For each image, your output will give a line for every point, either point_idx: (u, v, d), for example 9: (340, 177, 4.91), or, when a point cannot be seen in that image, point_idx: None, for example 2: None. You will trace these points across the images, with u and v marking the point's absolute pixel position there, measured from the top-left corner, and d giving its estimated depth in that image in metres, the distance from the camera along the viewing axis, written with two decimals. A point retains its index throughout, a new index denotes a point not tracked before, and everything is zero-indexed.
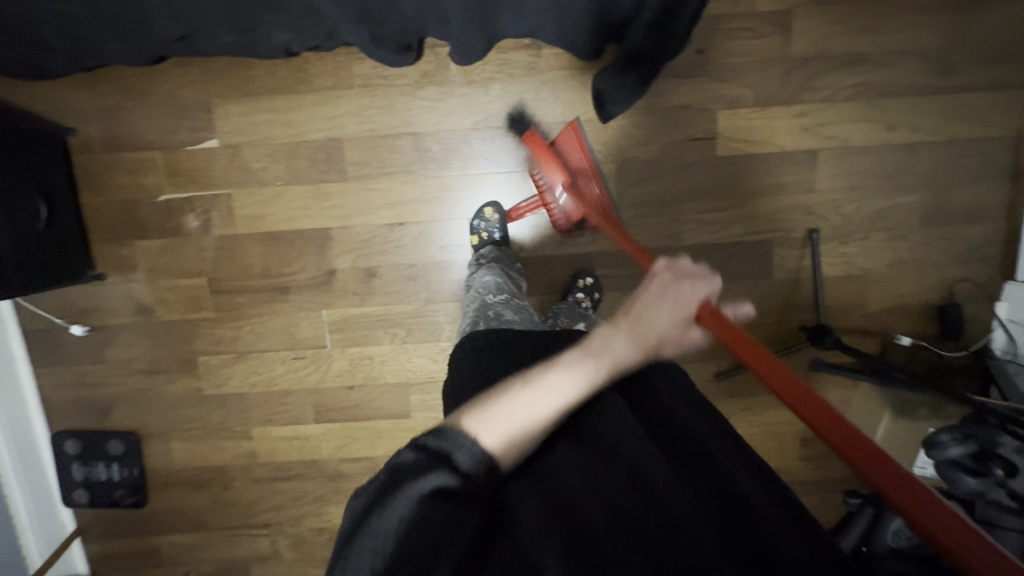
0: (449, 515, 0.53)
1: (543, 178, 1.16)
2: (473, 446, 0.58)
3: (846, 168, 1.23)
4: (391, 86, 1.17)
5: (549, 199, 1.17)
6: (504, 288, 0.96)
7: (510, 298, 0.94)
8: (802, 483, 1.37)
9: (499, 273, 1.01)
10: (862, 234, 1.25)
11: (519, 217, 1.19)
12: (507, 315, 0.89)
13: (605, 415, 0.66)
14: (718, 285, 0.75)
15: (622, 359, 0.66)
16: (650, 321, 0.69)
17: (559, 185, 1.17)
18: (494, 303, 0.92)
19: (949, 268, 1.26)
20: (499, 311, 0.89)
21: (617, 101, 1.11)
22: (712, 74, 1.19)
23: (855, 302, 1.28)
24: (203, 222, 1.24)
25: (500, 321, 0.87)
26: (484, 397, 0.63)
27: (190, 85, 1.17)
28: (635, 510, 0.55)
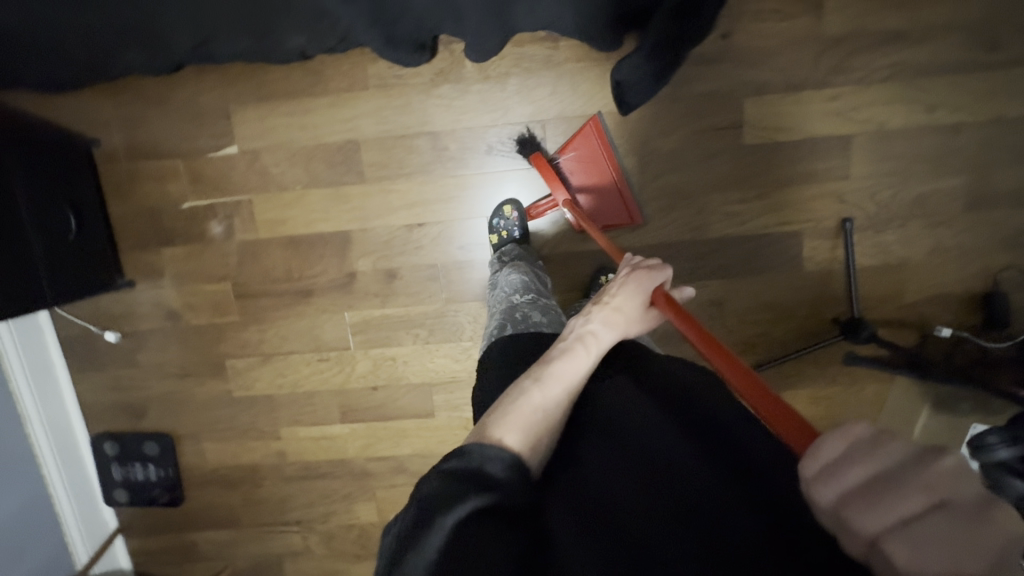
0: (492, 530, 0.52)
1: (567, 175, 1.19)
2: (497, 452, 0.59)
3: (882, 153, 1.17)
4: (406, 85, 1.15)
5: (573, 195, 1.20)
6: (532, 288, 0.94)
7: (537, 298, 0.91)
8: None
9: (527, 272, 0.98)
10: (899, 221, 1.20)
11: (538, 214, 1.19)
12: (535, 317, 0.86)
13: (625, 399, 0.66)
14: (672, 273, 0.84)
15: (603, 341, 0.75)
16: (621, 305, 0.79)
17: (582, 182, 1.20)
18: (521, 303, 0.89)
19: (994, 255, 1.20)
20: (526, 314, 0.86)
21: (637, 90, 1.07)
22: (738, 59, 1.13)
23: (892, 293, 1.23)
24: (226, 228, 1.25)
25: (528, 324, 0.85)
26: (497, 407, 0.68)
27: (208, 92, 1.18)
28: (675, 507, 0.52)
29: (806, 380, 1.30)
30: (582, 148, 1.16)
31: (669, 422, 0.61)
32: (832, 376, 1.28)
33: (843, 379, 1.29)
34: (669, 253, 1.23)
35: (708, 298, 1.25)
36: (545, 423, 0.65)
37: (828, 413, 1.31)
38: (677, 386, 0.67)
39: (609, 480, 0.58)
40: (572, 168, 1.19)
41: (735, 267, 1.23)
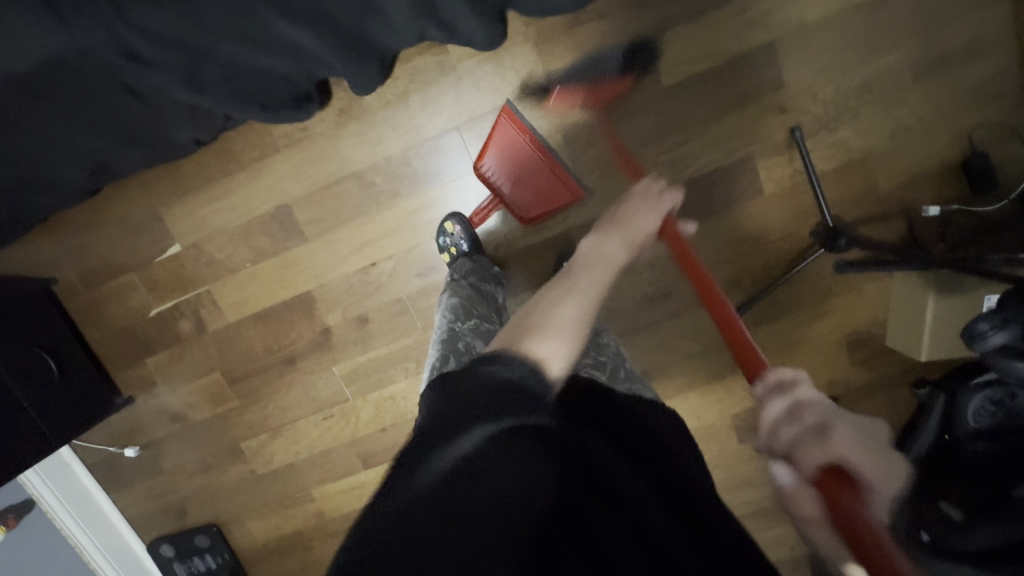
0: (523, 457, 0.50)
1: (494, 175, 1.13)
2: (540, 367, 0.58)
3: (811, 50, 1.09)
4: (314, 135, 1.14)
5: (505, 194, 1.14)
6: (472, 312, 0.92)
7: (479, 325, 0.90)
8: (862, 387, 1.29)
9: (461, 295, 0.97)
10: (850, 113, 1.12)
11: (482, 218, 1.16)
12: (478, 346, 0.84)
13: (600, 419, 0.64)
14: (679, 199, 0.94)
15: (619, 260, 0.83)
16: (635, 227, 0.88)
17: (511, 178, 1.14)
18: (463, 331, 0.87)
19: (961, 117, 1.11)
20: (469, 343, 0.84)
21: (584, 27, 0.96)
22: (632, 2, 1.07)
23: (865, 188, 1.16)
24: (196, 323, 1.27)
25: (471, 354, 0.82)
26: (531, 315, 0.66)
27: (135, 201, 1.19)
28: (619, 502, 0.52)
29: (801, 299, 1.25)
30: (503, 141, 1.11)
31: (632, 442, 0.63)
32: (827, 289, 1.24)
33: (840, 288, 1.23)
34: None
35: None
36: (575, 329, 0.66)
37: (835, 325, 1.26)
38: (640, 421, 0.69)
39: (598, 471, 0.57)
40: (499, 163, 1.13)
41: (693, 211, 1.19)
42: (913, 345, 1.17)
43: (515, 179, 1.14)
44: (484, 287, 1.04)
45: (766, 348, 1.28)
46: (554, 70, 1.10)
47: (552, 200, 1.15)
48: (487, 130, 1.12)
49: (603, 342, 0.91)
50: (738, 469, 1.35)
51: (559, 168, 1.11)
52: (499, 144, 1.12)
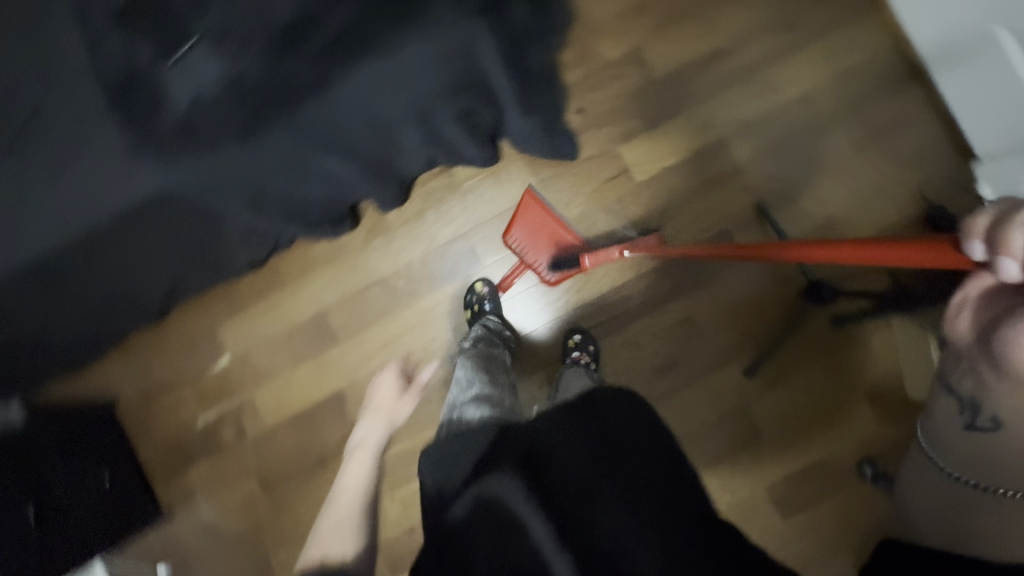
0: None
1: (522, 247, 1.29)
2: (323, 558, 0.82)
3: (757, 141, 1.29)
4: (346, 252, 1.34)
5: (532, 261, 1.28)
6: (472, 377, 1.04)
7: (477, 390, 1.01)
8: (897, 444, 1.25)
9: (466, 364, 1.10)
10: (806, 186, 1.28)
11: (509, 284, 1.30)
12: (472, 411, 0.95)
13: (520, 505, 0.71)
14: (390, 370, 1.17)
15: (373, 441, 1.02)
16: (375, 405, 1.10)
17: (536, 247, 1.29)
18: (462, 400, 0.99)
19: (907, 179, 1.26)
20: (461, 410, 0.95)
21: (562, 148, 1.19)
22: (598, 121, 1.31)
23: (838, 248, 1.27)
24: (237, 430, 1.37)
25: (464, 420, 0.93)
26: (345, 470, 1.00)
27: (194, 322, 1.38)
28: None
29: (808, 357, 1.28)
30: (527, 217, 1.29)
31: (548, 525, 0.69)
32: (830, 344, 1.27)
33: (844, 342, 1.27)
34: (623, 295, 1.30)
35: (676, 321, 1.30)
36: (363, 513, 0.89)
37: (849, 379, 1.27)
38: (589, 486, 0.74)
39: None
40: (525, 236, 1.29)
41: (684, 284, 1.29)
42: None
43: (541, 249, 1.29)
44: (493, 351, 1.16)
45: (786, 411, 1.28)
46: (542, 179, 1.32)
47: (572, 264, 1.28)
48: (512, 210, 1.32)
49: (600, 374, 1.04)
50: (784, 550, 1.27)
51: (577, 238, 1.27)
52: (522, 218, 1.29)
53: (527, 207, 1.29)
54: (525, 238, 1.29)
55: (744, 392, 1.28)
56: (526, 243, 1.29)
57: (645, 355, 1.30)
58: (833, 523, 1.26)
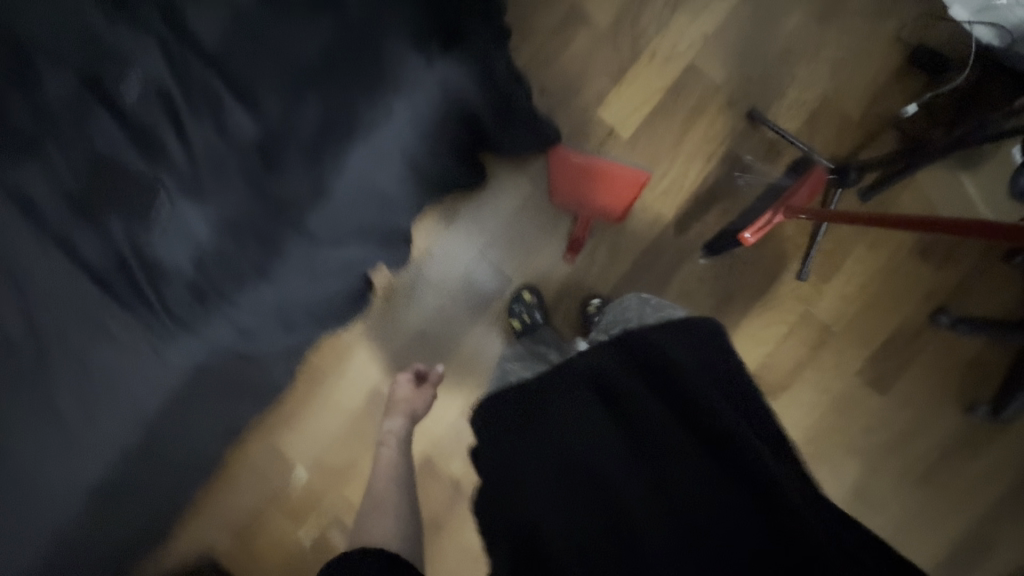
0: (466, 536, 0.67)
1: (572, 205, 1.23)
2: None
3: (726, 51, 1.24)
4: (374, 321, 1.29)
5: (587, 213, 1.22)
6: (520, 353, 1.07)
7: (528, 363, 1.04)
8: (961, 285, 1.27)
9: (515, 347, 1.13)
10: (789, 76, 1.24)
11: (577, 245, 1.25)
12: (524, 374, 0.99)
13: (594, 439, 0.63)
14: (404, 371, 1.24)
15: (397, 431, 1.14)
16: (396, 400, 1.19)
17: (585, 199, 1.21)
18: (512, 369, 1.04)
19: (880, 31, 1.23)
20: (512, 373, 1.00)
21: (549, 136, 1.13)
22: (566, 95, 1.24)
23: (840, 124, 1.25)
24: (342, 531, 1.34)
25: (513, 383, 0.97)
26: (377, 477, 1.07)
27: (255, 447, 1.33)
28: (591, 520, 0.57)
29: (851, 238, 1.27)
30: (560, 178, 1.19)
31: (619, 450, 0.62)
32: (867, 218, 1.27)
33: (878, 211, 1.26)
34: (656, 251, 1.28)
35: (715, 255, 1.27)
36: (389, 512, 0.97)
37: (897, 243, 1.27)
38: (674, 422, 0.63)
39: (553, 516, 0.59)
40: (569, 196, 1.22)
41: (709, 217, 1.27)
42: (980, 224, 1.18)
43: (590, 200, 1.20)
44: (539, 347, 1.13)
45: (849, 296, 1.28)
46: (535, 172, 1.27)
47: (625, 194, 1.15)
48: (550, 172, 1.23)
49: (645, 298, 1.01)
50: (894, 422, 1.29)
51: (614, 171, 1.09)
52: (556, 183, 1.20)
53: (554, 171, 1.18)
54: (570, 197, 1.22)
55: (804, 294, 1.28)
56: (573, 201, 1.22)
57: (700, 299, 1.28)
58: (927, 379, 1.29)
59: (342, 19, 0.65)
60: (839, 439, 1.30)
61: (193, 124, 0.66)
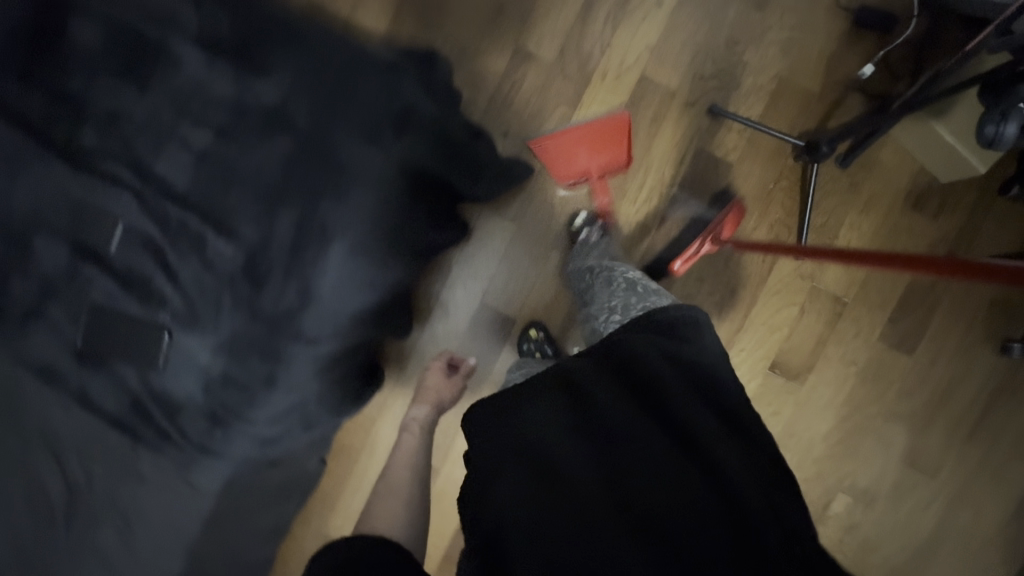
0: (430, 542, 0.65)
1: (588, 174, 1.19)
2: None
3: (674, 56, 1.26)
4: (392, 388, 1.30)
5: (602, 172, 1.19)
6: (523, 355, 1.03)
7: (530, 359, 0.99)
8: (962, 227, 1.25)
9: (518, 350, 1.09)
10: (741, 66, 1.26)
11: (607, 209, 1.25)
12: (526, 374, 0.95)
13: (564, 444, 0.62)
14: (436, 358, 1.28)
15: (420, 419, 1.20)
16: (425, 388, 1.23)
17: (594, 162, 1.17)
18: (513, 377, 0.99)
19: (819, 4, 1.25)
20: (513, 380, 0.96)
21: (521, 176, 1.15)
22: (529, 132, 1.27)
23: (802, 100, 1.26)
24: None
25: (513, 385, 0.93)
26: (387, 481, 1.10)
27: (303, 537, 1.33)
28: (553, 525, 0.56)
29: (840, 206, 1.26)
30: (565, 156, 1.15)
31: (588, 455, 0.61)
32: (852, 183, 1.25)
33: (861, 174, 1.25)
34: (651, 262, 1.29)
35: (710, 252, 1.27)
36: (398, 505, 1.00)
37: (889, 201, 1.25)
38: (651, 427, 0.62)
39: (512, 519, 0.58)
40: (583, 168, 1.18)
41: (695, 217, 1.27)
42: (967, 166, 1.16)
43: (597, 160, 1.18)
44: None
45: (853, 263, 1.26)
46: (516, 210, 1.28)
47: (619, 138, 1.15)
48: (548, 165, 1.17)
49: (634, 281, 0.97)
50: (929, 378, 1.27)
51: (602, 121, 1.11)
52: (561, 163, 1.16)
53: (553, 155, 1.14)
54: (577, 170, 1.18)
55: (807, 271, 1.27)
56: (584, 170, 1.18)
57: (705, 298, 1.28)
58: (953, 328, 1.26)
59: (299, 133, 0.69)
60: (877, 407, 1.27)
61: (180, 263, 0.70)
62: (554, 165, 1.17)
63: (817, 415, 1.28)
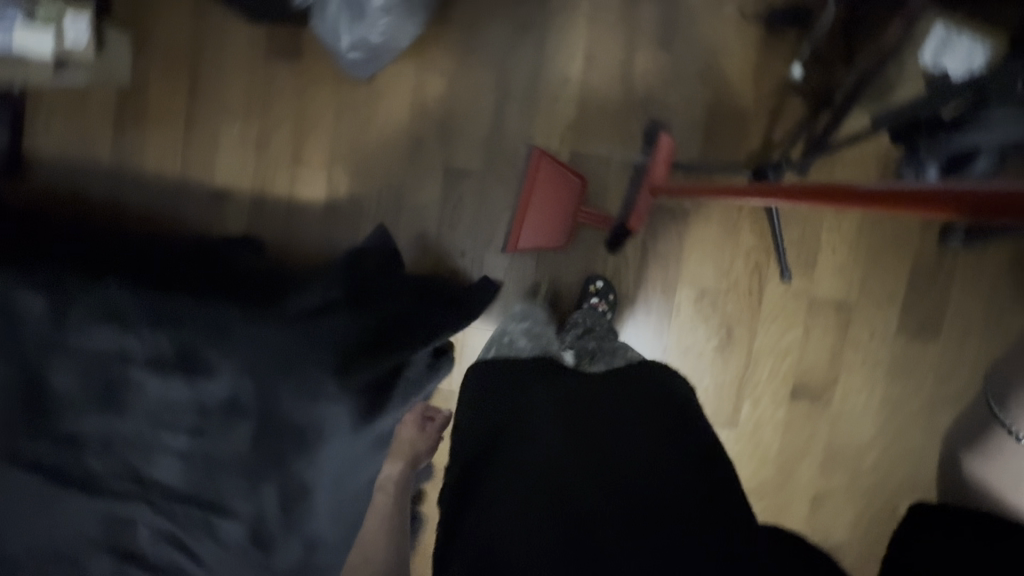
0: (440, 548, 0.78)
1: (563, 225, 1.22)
2: None
3: (597, 124, 1.25)
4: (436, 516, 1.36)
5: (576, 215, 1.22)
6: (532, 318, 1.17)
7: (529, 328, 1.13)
8: None
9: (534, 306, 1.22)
10: (665, 111, 1.23)
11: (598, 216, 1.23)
12: (520, 342, 1.08)
13: (559, 450, 0.78)
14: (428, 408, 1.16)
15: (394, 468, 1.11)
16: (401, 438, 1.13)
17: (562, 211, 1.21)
18: (518, 332, 1.12)
19: (725, 24, 1.20)
20: (511, 338, 1.10)
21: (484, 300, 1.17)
22: (483, 243, 1.29)
23: (738, 123, 1.21)
24: None
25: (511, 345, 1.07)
26: None
27: None
28: (550, 514, 0.71)
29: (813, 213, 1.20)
30: (533, 225, 1.21)
31: (580, 456, 0.76)
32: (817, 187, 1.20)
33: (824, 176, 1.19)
34: (639, 326, 1.28)
35: (694, 300, 1.25)
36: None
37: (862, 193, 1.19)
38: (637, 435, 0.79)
39: (514, 514, 0.71)
40: (556, 220, 1.22)
41: (668, 270, 1.26)
42: None
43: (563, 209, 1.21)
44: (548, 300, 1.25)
45: (844, 265, 1.21)
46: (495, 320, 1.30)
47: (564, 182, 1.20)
48: (529, 245, 1.23)
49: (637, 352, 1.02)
50: (961, 356, 1.20)
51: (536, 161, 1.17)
52: (536, 234, 1.22)
53: (524, 232, 1.21)
54: (554, 226, 1.22)
55: (798, 288, 1.22)
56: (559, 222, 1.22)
57: (705, 345, 1.26)
58: (971, 299, 1.19)
59: (258, 429, 0.88)
60: (915, 400, 1.22)
61: (201, 548, 0.91)
62: (532, 240, 1.22)
63: (856, 426, 1.23)
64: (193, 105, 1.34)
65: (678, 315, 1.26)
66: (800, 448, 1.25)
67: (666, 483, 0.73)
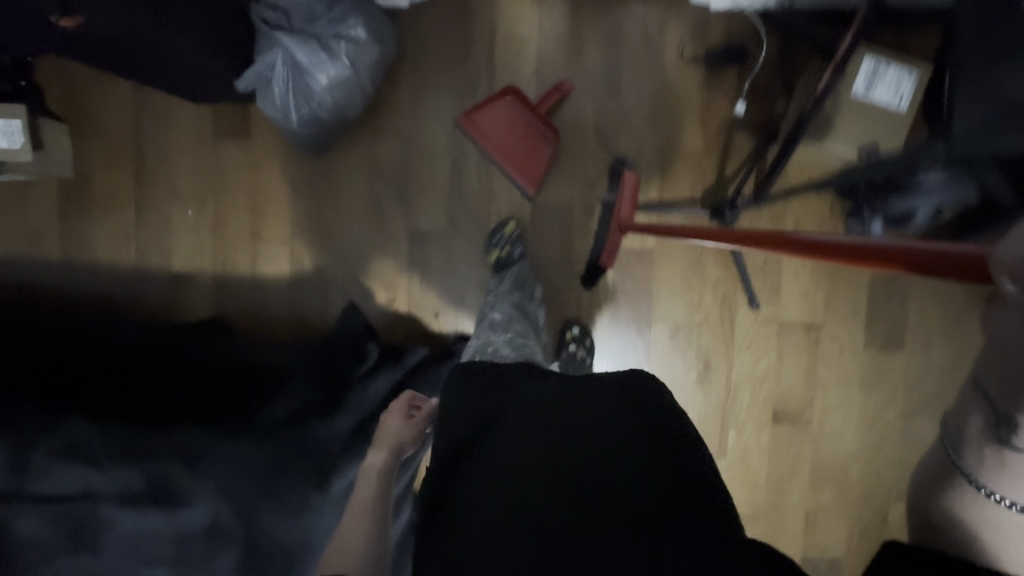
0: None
1: (537, 136, 1.23)
2: None
3: (555, 174, 1.26)
4: None
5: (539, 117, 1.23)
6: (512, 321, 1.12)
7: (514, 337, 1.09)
8: None
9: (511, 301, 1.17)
10: (620, 155, 1.25)
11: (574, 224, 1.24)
12: (504, 350, 1.04)
13: (529, 460, 0.69)
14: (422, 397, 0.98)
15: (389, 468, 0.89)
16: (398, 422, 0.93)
17: (527, 125, 1.22)
18: (496, 340, 1.09)
19: (667, 67, 1.24)
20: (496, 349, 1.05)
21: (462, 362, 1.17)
22: (456, 302, 1.29)
23: (691, 161, 1.24)
24: None
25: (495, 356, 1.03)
26: None
27: None
28: (512, 530, 0.64)
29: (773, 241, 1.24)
30: (522, 162, 1.23)
31: (551, 470, 0.68)
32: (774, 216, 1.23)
33: (779, 205, 1.23)
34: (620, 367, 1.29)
35: (670, 335, 1.27)
36: None
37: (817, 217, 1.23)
38: (619, 441, 0.69)
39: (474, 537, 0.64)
40: (531, 138, 1.23)
41: (642, 309, 1.27)
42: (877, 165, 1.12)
43: (526, 120, 1.22)
44: (528, 306, 1.19)
45: (809, 287, 1.24)
46: None
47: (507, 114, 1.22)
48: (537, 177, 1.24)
49: None
50: (928, 363, 1.24)
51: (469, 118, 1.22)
52: (528, 164, 1.23)
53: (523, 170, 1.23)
54: (533, 146, 1.23)
55: (768, 314, 1.26)
56: (532, 138, 1.23)
57: (686, 379, 1.28)
58: (930, 307, 1.23)
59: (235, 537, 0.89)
60: (891, 409, 1.26)
61: None
62: (533, 169, 1.23)
63: (838, 440, 1.27)
64: (142, 193, 1.31)
65: (657, 352, 1.28)
66: (788, 467, 1.28)
67: (644, 494, 0.64)
